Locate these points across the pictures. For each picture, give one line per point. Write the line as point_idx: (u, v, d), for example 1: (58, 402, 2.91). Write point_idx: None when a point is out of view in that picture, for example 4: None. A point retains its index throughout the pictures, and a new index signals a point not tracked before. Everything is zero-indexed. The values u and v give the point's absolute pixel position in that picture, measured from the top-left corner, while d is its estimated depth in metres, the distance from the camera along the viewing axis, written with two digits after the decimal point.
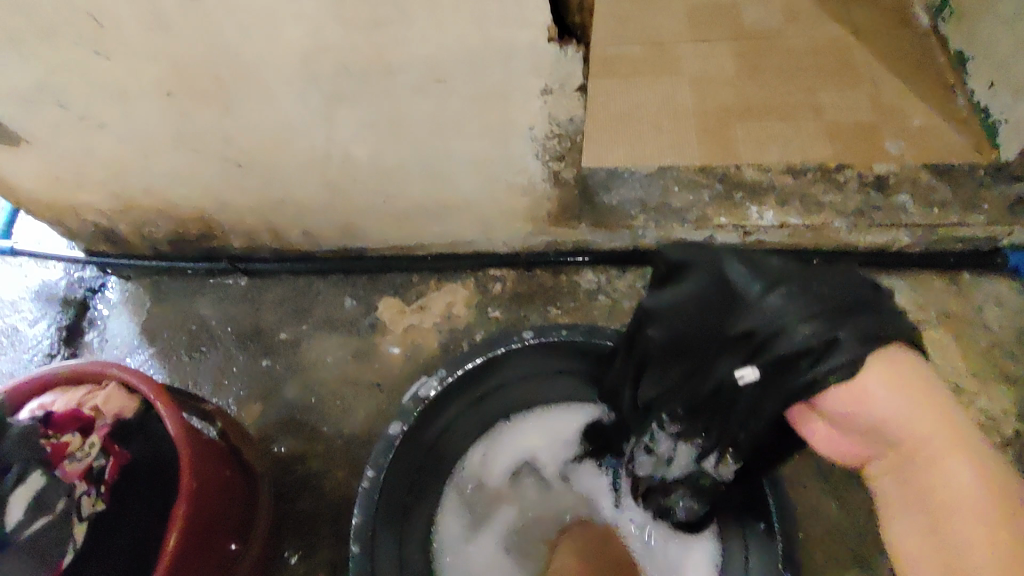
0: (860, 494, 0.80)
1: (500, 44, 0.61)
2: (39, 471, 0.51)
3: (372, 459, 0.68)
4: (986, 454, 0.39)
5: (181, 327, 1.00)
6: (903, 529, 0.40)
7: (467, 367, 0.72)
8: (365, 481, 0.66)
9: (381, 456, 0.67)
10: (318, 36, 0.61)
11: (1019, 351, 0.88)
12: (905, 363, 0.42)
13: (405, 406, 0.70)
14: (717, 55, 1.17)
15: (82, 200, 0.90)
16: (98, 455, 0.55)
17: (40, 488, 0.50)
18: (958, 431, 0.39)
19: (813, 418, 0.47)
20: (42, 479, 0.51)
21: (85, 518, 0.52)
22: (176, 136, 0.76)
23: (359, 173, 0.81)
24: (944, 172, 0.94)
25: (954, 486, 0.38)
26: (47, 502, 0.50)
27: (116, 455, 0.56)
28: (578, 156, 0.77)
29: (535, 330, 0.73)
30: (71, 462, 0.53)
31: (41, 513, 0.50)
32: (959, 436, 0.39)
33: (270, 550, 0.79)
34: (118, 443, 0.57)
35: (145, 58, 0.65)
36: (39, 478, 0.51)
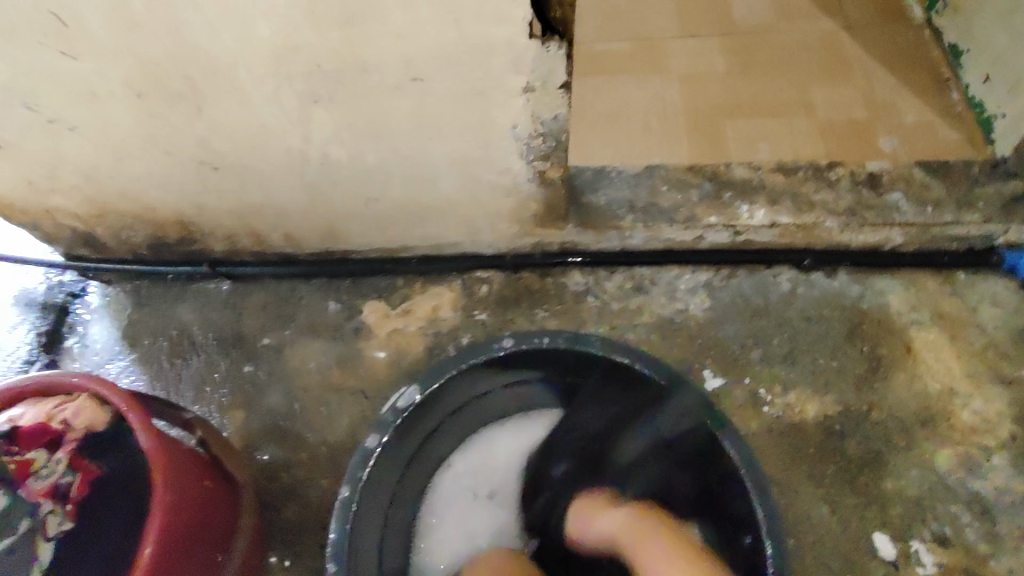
0: (852, 499, 0.79)
1: (477, 41, 0.59)
2: (2, 491, 0.52)
3: (350, 471, 0.66)
4: (656, 527, 0.67)
5: (162, 332, 0.98)
6: None
7: (447, 375, 0.70)
8: (343, 492, 0.65)
9: (359, 469, 0.66)
10: (288, 33, 0.59)
11: (1017, 353, 0.86)
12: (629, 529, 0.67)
13: (384, 417, 0.69)
14: (708, 51, 1.15)
15: (57, 204, 0.88)
16: (65, 472, 0.56)
17: (3, 508, 0.52)
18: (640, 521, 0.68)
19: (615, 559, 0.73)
20: (6, 498, 0.52)
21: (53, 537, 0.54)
22: (148, 137, 0.74)
23: (339, 174, 0.79)
24: (938, 170, 0.92)
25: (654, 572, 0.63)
26: (11, 522, 0.52)
27: (84, 471, 0.57)
28: (562, 156, 0.75)
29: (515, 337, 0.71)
30: (36, 479, 0.55)
31: (3, 533, 0.52)
32: (641, 530, 0.66)
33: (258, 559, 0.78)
34: (88, 458, 0.59)
35: (112, 57, 0.63)
36: (3, 497, 0.52)
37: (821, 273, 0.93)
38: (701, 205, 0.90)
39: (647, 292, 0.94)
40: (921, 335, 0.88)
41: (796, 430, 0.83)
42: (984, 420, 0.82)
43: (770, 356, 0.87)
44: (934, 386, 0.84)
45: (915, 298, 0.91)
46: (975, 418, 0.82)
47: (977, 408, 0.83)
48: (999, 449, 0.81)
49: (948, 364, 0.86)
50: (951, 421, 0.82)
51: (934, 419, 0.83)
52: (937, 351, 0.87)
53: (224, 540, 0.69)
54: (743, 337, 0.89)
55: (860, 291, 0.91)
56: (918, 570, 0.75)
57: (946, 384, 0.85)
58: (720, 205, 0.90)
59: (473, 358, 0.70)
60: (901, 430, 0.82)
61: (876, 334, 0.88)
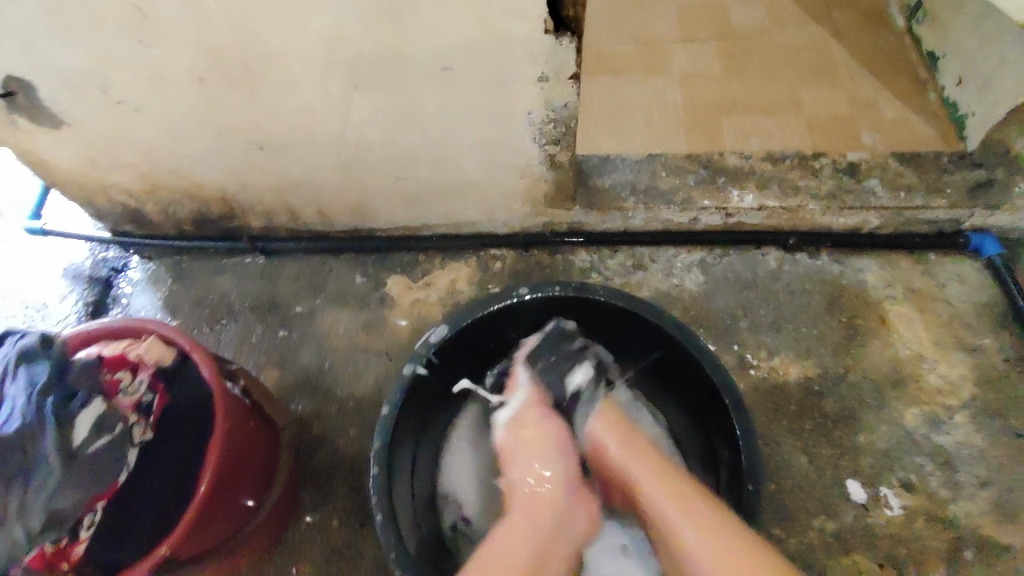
0: (827, 450, 0.88)
1: (502, 36, 0.68)
2: (100, 398, 0.56)
3: (387, 398, 0.70)
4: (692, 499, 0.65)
5: (202, 301, 1.07)
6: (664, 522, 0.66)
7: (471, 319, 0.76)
8: (381, 413, 0.68)
9: (395, 394, 0.70)
10: (338, 27, 0.68)
11: (979, 325, 0.96)
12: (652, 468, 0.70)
13: (417, 351, 0.74)
14: (705, 53, 1.25)
15: (113, 180, 0.97)
16: (147, 391, 0.63)
17: (101, 413, 0.55)
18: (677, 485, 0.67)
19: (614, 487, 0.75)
20: (103, 405, 0.56)
21: (135, 445, 0.60)
22: (204, 118, 0.83)
23: (372, 154, 0.88)
24: (911, 160, 1.01)
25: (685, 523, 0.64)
26: (109, 424, 0.55)
27: (161, 393, 0.64)
28: (572, 140, 0.85)
29: (531, 287, 0.78)
30: (125, 396, 0.61)
31: (100, 434, 0.55)
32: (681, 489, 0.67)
33: (290, 504, 0.86)
34: (162, 384, 0.65)
35: (182, 46, 0.72)
36: (100, 404, 0.56)
37: (805, 253, 1.02)
38: (697, 188, 0.99)
39: (646, 269, 1.03)
40: (894, 308, 0.98)
41: (778, 390, 0.92)
42: (948, 382, 0.92)
43: (757, 325, 0.98)
44: (905, 351, 0.94)
45: (888, 276, 1.00)
46: (939, 381, 0.92)
47: (941, 371, 0.93)
48: (960, 407, 0.90)
49: (917, 333, 0.96)
50: (919, 383, 0.92)
51: (904, 380, 0.92)
52: (908, 322, 0.96)
53: (257, 488, 0.75)
54: (733, 308, 0.99)
55: (839, 269, 1.01)
56: (885, 510, 0.84)
57: (915, 351, 0.94)
58: (714, 189, 0.99)
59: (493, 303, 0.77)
60: (874, 391, 0.92)
61: (854, 306, 0.98)
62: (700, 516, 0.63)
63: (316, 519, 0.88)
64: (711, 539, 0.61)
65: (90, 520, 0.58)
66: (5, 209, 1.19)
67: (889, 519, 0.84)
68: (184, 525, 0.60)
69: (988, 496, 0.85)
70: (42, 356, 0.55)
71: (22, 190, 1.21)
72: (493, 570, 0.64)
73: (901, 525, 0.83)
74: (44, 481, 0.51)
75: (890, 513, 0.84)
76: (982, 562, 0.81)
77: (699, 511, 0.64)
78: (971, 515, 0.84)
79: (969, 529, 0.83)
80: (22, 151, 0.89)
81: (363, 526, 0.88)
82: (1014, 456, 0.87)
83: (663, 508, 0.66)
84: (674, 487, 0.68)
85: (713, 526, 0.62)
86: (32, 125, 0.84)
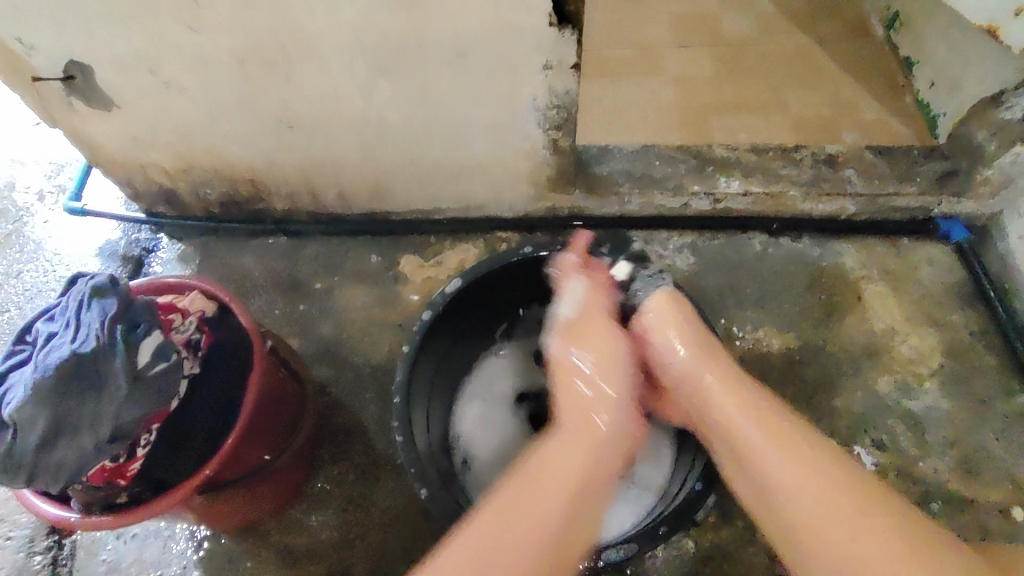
0: (806, 412, 0.96)
1: (512, 26, 0.78)
2: (159, 330, 0.66)
3: (408, 337, 0.78)
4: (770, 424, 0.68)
5: (228, 277, 1.15)
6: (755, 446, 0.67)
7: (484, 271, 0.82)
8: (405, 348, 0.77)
9: (415, 334, 0.77)
10: (368, 16, 0.77)
11: (947, 302, 1.04)
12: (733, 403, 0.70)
13: (434, 299, 0.81)
14: (697, 57, 1.32)
15: (152, 160, 1.06)
16: (195, 331, 0.73)
17: (160, 343, 0.65)
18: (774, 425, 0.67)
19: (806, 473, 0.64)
20: (162, 336, 0.66)
21: (185, 376, 0.70)
22: (242, 101, 0.92)
23: (390, 137, 0.97)
24: (886, 152, 1.10)
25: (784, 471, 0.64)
26: (167, 352, 0.65)
27: (207, 333, 0.75)
28: (572, 125, 0.93)
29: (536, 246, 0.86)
30: (177, 333, 0.71)
31: (160, 359, 0.65)
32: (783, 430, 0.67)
33: (305, 466, 0.92)
34: (207, 327, 0.76)
35: (228, 32, 0.81)
36: (159, 335, 0.66)
37: (788, 237, 1.11)
38: (688, 175, 1.07)
39: (641, 250, 1.11)
40: (870, 287, 1.06)
41: (761, 359, 1.01)
42: (918, 353, 1.00)
43: (744, 301, 1.06)
44: (879, 326, 1.02)
45: (864, 258, 1.09)
46: (909, 352, 1.00)
47: (912, 344, 1.01)
48: (928, 375, 0.98)
49: (890, 310, 1.04)
50: (892, 353, 1.00)
51: (878, 350, 1.00)
52: (882, 300, 1.05)
53: (275, 444, 0.82)
54: (720, 286, 1.07)
55: (820, 252, 1.09)
56: None
57: (889, 325, 1.02)
58: (703, 177, 1.07)
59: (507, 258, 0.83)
60: (850, 360, 1.00)
61: (833, 285, 1.06)
62: (767, 431, 0.66)
63: (334, 472, 0.95)
64: (831, 501, 0.59)
65: (146, 441, 0.67)
66: (43, 191, 1.27)
67: None
68: (226, 450, 0.70)
69: (953, 454, 0.93)
70: (111, 292, 0.66)
71: (59, 174, 1.29)
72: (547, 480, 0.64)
73: None
74: (115, 392, 0.61)
75: None
76: (948, 512, 0.89)
77: (812, 458, 0.63)
78: (938, 471, 0.92)
79: (936, 483, 0.91)
80: (72, 131, 0.99)
81: (377, 479, 0.95)
82: (976, 418, 0.95)
83: (754, 441, 0.66)
84: (743, 402, 0.70)
85: (811, 462, 0.63)
86: (85, 107, 0.94)
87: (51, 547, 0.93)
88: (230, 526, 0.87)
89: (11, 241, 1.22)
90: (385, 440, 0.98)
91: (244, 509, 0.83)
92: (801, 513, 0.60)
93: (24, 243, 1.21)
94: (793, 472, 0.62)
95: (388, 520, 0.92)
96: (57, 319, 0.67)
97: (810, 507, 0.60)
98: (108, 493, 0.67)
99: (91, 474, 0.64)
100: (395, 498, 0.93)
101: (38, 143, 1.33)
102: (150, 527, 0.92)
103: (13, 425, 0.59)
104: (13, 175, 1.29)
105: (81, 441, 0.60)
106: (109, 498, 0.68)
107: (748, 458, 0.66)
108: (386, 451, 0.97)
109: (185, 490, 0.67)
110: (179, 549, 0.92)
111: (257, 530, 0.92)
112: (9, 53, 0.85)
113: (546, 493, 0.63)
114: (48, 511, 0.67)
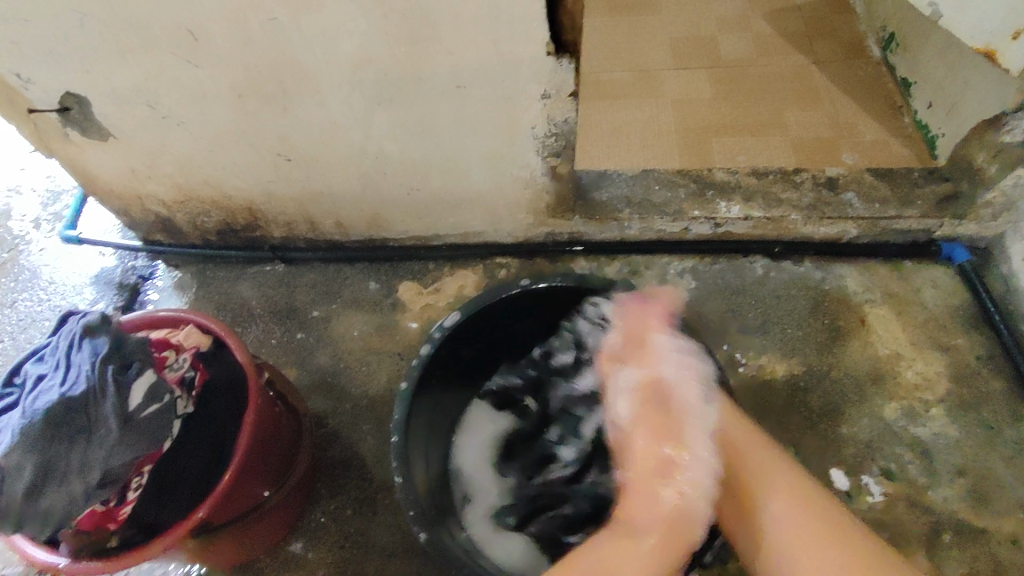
0: (812, 441, 0.95)
1: (509, 57, 0.77)
2: (152, 369, 0.65)
3: (405, 374, 0.76)
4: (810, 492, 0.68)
5: (224, 306, 1.13)
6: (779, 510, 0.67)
7: (479, 305, 0.81)
8: (402, 387, 0.75)
9: (413, 370, 0.76)
10: (365, 49, 0.77)
11: (952, 326, 1.03)
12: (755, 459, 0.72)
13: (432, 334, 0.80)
14: (695, 81, 1.32)
15: (148, 190, 1.05)
16: (189, 368, 0.72)
17: (153, 383, 0.64)
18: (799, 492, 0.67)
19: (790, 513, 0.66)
20: (155, 375, 0.65)
21: (179, 416, 0.69)
22: (239, 132, 0.91)
23: (389, 165, 0.96)
24: (886, 175, 1.09)
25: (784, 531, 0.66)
26: (160, 393, 0.64)
27: (201, 370, 0.73)
28: (571, 153, 0.93)
29: (531, 278, 0.84)
30: (170, 370, 0.70)
31: (152, 401, 0.63)
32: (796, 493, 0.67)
33: (302, 501, 0.91)
34: (202, 364, 0.75)
35: (226, 64, 0.80)
36: (152, 374, 0.64)
37: (789, 260, 1.10)
38: (687, 201, 1.07)
39: (642, 275, 1.10)
40: (873, 311, 1.05)
41: (765, 387, 0.99)
42: (924, 379, 0.99)
43: (746, 327, 1.04)
44: (884, 351, 1.01)
45: (867, 282, 1.08)
46: (915, 377, 0.99)
47: (918, 369, 0.99)
48: (935, 401, 0.97)
49: (895, 335, 1.03)
50: (897, 379, 0.99)
51: (884, 376, 0.99)
52: (887, 324, 1.03)
53: (273, 479, 0.80)
54: (722, 311, 1.06)
55: (822, 276, 1.09)
56: (868, 497, 0.90)
57: (893, 350, 1.01)
58: (703, 202, 1.06)
59: (502, 291, 0.82)
60: (855, 387, 0.98)
61: (836, 309, 1.05)
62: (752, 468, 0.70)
63: (331, 507, 0.93)
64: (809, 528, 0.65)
65: (138, 483, 0.65)
66: (39, 219, 1.27)
67: (870, 505, 0.90)
68: (219, 492, 0.68)
69: (963, 483, 0.91)
70: (102, 331, 0.66)
71: (55, 202, 1.29)
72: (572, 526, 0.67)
73: (882, 510, 0.90)
74: (105, 437, 0.60)
75: (871, 500, 0.90)
76: (959, 543, 0.87)
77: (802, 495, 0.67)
78: (948, 500, 0.90)
79: (946, 513, 0.89)
80: (68, 162, 0.99)
81: (375, 514, 0.93)
82: (985, 445, 0.94)
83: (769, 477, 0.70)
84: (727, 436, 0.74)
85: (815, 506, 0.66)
86: (81, 138, 0.94)
87: None
88: (225, 565, 0.85)
89: (6, 270, 1.20)
90: (383, 473, 0.96)
91: (239, 548, 0.82)
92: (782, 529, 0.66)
93: (19, 272, 1.20)
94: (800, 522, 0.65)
95: (386, 557, 0.90)
96: (47, 359, 0.66)
97: (793, 533, 0.65)
98: (98, 538, 0.66)
99: (81, 518, 0.63)
100: (393, 533, 0.91)
101: (34, 170, 1.33)
102: (142, 566, 0.90)
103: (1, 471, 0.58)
104: (9, 204, 1.28)
105: (71, 487, 0.59)
106: (99, 543, 0.66)
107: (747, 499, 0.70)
108: (384, 485, 0.95)
109: (180, 533, 0.66)
110: None
111: (253, 568, 0.90)
112: (5, 86, 0.85)
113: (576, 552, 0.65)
114: (37, 556, 0.65)
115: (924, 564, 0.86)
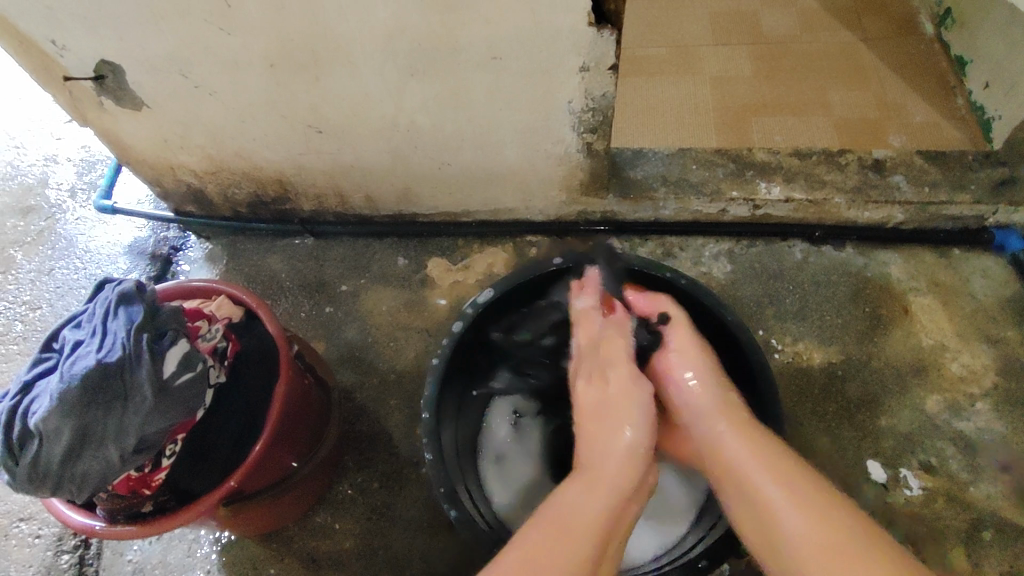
0: (848, 431, 0.92)
1: (548, 27, 0.74)
2: (185, 339, 0.65)
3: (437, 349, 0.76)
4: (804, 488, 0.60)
5: (254, 277, 1.14)
6: (796, 520, 0.58)
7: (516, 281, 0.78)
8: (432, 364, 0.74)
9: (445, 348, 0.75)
10: (399, 19, 0.75)
11: (1001, 317, 0.99)
12: (751, 444, 0.65)
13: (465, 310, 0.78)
14: (736, 58, 1.27)
15: (180, 160, 1.05)
16: (221, 339, 0.72)
17: (187, 354, 0.64)
18: (824, 504, 0.58)
19: (783, 502, 0.60)
20: (188, 345, 0.65)
21: (212, 385, 0.70)
22: (271, 103, 0.90)
23: (420, 139, 0.95)
24: (938, 158, 1.04)
25: (793, 533, 0.58)
26: (193, 361, 0.64)
27: (233, 341, 0.74)
28: (608, 129, 0.90)
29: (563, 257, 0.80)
30: (203, 340, 0.70)
31: (186, 369, 0.64)
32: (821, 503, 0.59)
33: (332, 470, 0.92)
34: (234, 335, 0.75)
35: (259, 34, 0.79)
36: (185, 344, 0.65)
37: (830, 245, 1.06)
38: (725, 180, 1.03)
39: (675, 257, 1.08)
40: (918, 300, 1.01)
41: (803, 374, 0.96)
42: (969, 371, 0.95)
43: (782, 312, 1.01)
44: (927, 341, 0.98)
45: (912, 269, 1.04)
46: (960, 370, 0.95)
47: (963, 361, 0.96)
48: (980, 395, 0.94)
49: (940, 325, 0.99)
50: (941, 371, 0.95)
51: (927, 367, 0.96)
52: (932, 314, 1.00)
53: (302, 451, 0.81)
54: (757, 297, 1.03)
55: (864, 262, 1.05)
56: (906, 491, 0.88)
57: (938, 341, 0.98)
58: (743, 182, 1.03)
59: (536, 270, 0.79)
60: (895, 377, 0.95)
61: (878, 298, 1.02)
62: (775, 465, 0.62)
63: (358, 479, 0.94)
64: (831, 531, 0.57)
65: (171, 451, 0.67)
66: (75, 187, 1.28)
67: (908, 499, 0.88)
68: (250, 461, 0.69)
69: (1007, 479, 0.88)
70: (137, 300, 0.66)
71: (90, 171, 1.30)
72: (569, 524, 0.59)
73: (921, 504, 0.87)
74: (139, 404, 0.60)
75: (909, 494, 0.88)
76: (1000, 540, 0.85)
77: (815, 500, 0.59)
78: (991, 497, 0.87)
79: (987, 509, 0.87)
80: (103, 131, 0.99)
81: (401, 489, 0.93)
82: None
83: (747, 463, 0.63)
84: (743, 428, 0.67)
85: (833, 521, 0.57)
86: (115, 107, 0.94)
87: (78, 547, 0.93)
88: (255, 532, 0.86)
89: (44, 238, 1.22)
90: (409, 447, 0.96)
91: (270, 516, 0.83)
92: (788, 531, 0.58)
93: (56, 240, 1.22)
94: (813, 531, 0.57)
95: (412, 530, 0.90)
96: (84, 325, 0.67)
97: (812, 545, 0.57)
98: (132, 503, 0.67)
99: (117, 483, 0.64)
100: (418, 508, 0.92)
101: (71, 140, 1.34)
102: (174, 531, 0.92)
103: (38, 435, 0.59)
104: (46, 173, 1.30)
105: (107, 452, 0.60)
106: (133, 508, 0.68)
107: (758, 496, 0.61)
108: (411, 460, 0.95)
109: (212, 500, 0.67)
110: (204, 552, 0.91)
111: (281, 537, 0.91)
112: (40, 54, 0.85)
113: (556, 542, 0.58)
114: (74, 519, 0.66)
115: (962, 561, 0.84)
